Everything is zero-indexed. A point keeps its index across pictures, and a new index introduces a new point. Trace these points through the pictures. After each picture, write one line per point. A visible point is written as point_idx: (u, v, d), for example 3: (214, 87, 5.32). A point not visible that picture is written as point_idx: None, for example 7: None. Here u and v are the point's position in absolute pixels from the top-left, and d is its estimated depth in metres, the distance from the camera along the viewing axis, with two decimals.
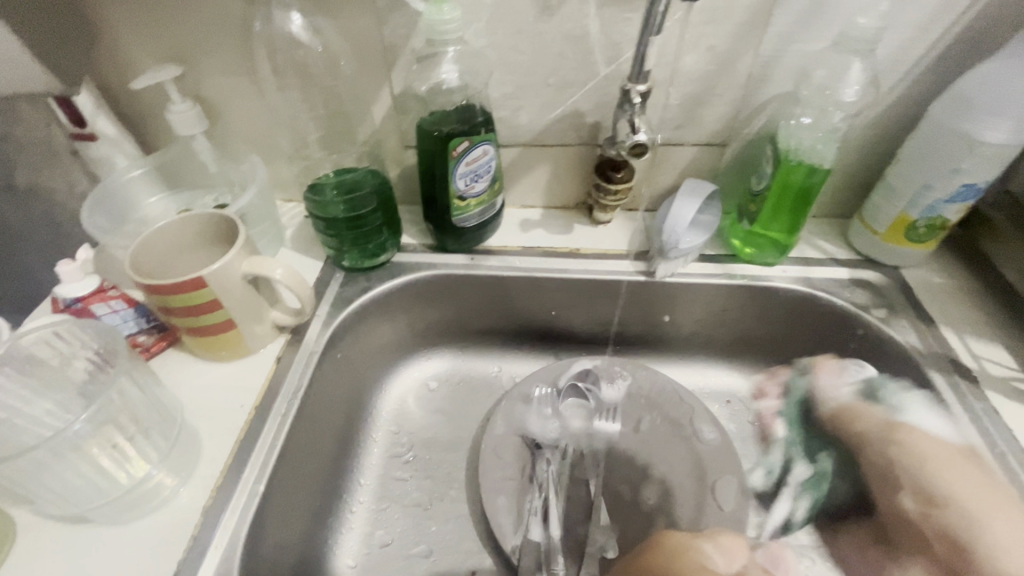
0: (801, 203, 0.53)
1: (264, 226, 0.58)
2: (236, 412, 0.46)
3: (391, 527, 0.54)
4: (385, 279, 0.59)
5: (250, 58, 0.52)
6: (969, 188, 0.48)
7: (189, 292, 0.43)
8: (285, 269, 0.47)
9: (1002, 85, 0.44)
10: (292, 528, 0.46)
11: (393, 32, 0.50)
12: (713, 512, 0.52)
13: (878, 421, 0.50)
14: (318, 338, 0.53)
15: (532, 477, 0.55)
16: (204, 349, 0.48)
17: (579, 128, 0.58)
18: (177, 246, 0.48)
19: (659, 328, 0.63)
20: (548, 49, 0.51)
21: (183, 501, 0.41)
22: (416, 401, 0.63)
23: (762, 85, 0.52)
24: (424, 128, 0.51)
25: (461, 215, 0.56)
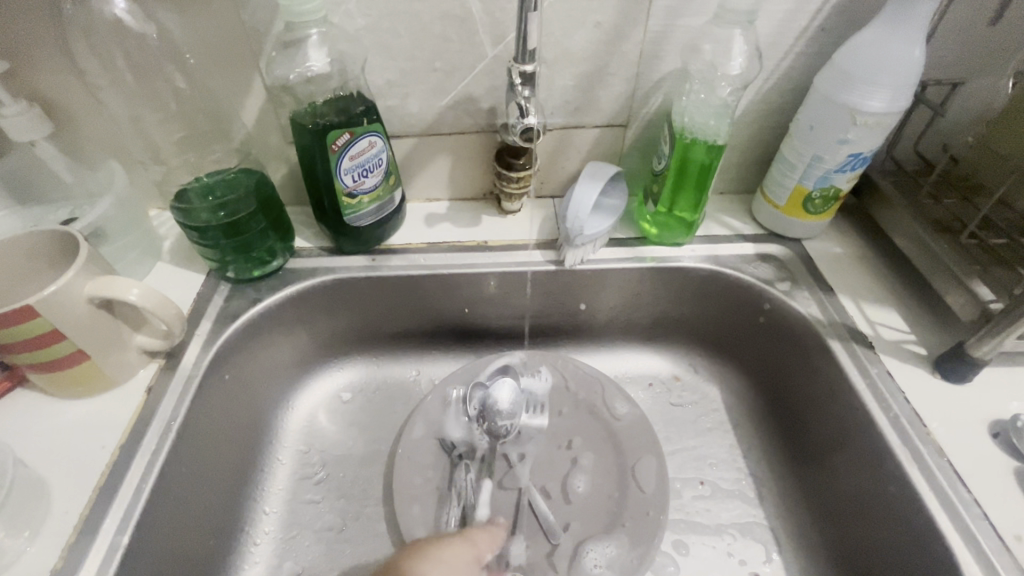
0: (703, 180, 0.52)
1: (131, 239, 0.52)
2: (96, 455, 0.41)
3: (301, 556, 0.50)
4: (277, 288, 0.54)
5: (87, 50, 0.45)
6: (856, 157, 0.49)
7: (16, 325, 0.37)
8: (142, 288, 0.41)
9: (876, 54, 0.45)
10: (176, 575, 0.42)
11: (253, 16, 0.45)
12: (636, 494, 0.51)
13: None
14: (198, 360, 0.48)
15: (451, 486, 0.52)
16: (60, 386, 0.43)
17: (475, 114, 0.55)
18: (12, 271, 0.42)
19: (576, 317, 0.61)
20: (429, 31, 0.48)
21: (31, 563, 0.36)
22: (327, 416, 0.59)
23: (655, 62, 0.51)
24: (298, 122, 0.46)
25: (354, 214, 0.52)
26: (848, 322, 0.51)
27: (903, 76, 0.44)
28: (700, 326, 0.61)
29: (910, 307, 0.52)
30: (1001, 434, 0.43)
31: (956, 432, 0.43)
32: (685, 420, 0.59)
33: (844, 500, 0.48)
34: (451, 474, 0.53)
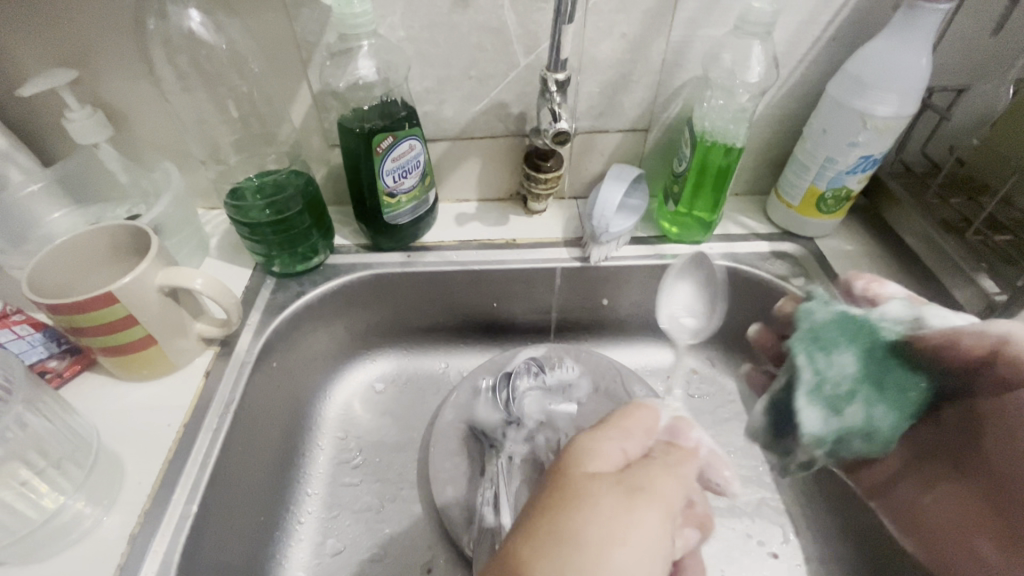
0: (720, 181, 0.55)
1: (184, 236, 0.56)
2: (162, 433, 0.44)
3: (342, 535, 0.53)
4: (319, 282, 0.58)
5: (149, 58, 0.49)
6: (867, 159, 0.52)
7: (96, 310, 0.40)
8: (206, 278, 0.45)
9: (886, 63, 0.48)
10: (233, 546, 0.45)
11: (306, 28, 0.48)
12: None
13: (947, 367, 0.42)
14: (250, 348, 0.51)
15: (483, 470, 0.55)
16: (126, 370, 0.46)
17: (505, 119, 0.58)
18: (85, 262, 0.45)
19: (599, 312, 0.65)
20: (467, 41, 0.51)
21: (109, 529, 0.39)
22: (362, 405, 0.62)
23: (676, 70, 0.54)
24: (346, 125, 0.50)
25: (392, 213, 0.56)
26: None
27: (912, 84, 0.47)
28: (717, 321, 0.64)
29: (920, 301, 0.55)
30: None
31: None
32: (704, 411, 0.62)
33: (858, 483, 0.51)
34: (483, 459, 0.56)
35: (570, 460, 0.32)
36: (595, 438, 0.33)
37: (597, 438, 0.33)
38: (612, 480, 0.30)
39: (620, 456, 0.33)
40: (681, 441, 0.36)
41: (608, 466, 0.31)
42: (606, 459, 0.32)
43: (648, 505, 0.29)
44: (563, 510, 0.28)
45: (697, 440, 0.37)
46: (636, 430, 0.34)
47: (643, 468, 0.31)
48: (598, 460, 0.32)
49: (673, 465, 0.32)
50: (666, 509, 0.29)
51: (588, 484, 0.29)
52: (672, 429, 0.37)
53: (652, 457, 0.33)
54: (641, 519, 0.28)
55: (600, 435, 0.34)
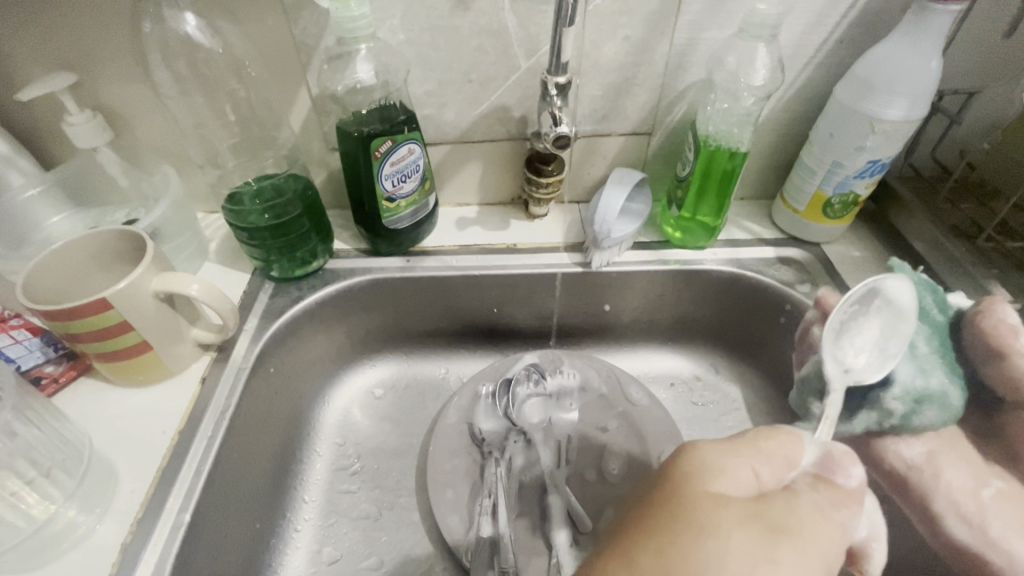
0: (725, 186, 0.54)
1: (182, 240, 0.55)
2: (157, 439, 0.44)
3: (339, 543, 0.52)
4: (318, 287, 0.57)
5: (150, 61, 0.48)
6: (875, 163, 0.51)
7: (90, 316, 0.40)
8: (202, 284, 0.44)
9: (896, 64, 0.46)
10: (228, 555, 0.44)
11: (305, 31, 0.48)
12: None
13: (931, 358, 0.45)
14: (247, 354, 0.51)
15: (482, 479, 0.54)
16: (121, 375, 0.45)
17: (507, 123, 0.57)
18: (82, 267, 0.45)
19: (601, 318, 0.64)
20: (467, 44, 0.51)
21: (101, 538, 0.38)
22: (361, 411, 0.61)
23: (680, 73, 0.53)
24: (344, 129, 0.49)
25: (392, 217, 0.55)
26: None
27: (922, 86, 0.46)
28: (721, 327, 0.63)
29: None
30: None
31: None
32: (706, 419, 0.61)
33: None
34: (482, 468, 0.55)
35: (705, 460, 0.29)
36: (719, 450, 0.30)
37: (722, 453, 0.30)
38: (744, 509, 0.27)
39: (756, 481, 0.29)
40: (838, 478, 0.31)
41: (739, 491, 0.28)
42: (734, 479, 0.29)
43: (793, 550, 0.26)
44: (674, 533, 0.26)
45: (853, 481, 0.32)
46: (777, 455, 0.31)
47: (780, 501, 0.28)
48: (727, 480, 0.28)
49: (824, 505, 0.29)
50: (813, 559, 0.26)
51: (718, 514, 0.26)
52: (826, 460, 0.32)
53: (798, 490, 0.30)
54: (780, 567, 0.25)
55: (729, 450, 0.30)
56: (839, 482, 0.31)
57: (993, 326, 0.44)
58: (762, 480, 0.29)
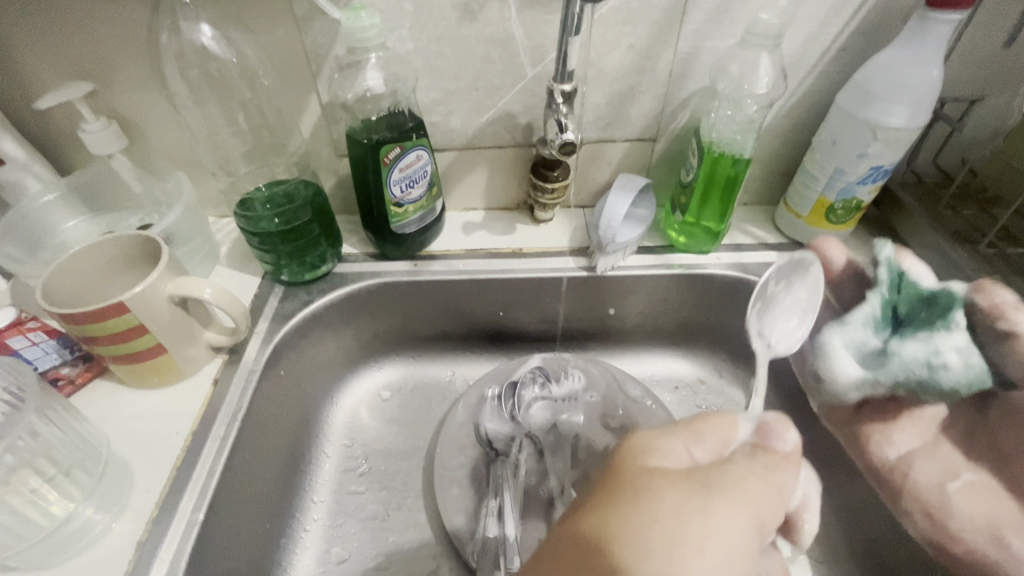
0: (728, 191, 0.55)
1: (195, 245, 0.56)
2: (171, 440, 0.45)
3: (347, 543, 0.53)
4: (327, 291, 0.58)
5: (164, 71, 0.50)
6: (876, 170, 0.51)
7: (107, 319, 0.41)
8: (215, 288, 0.45)
9: (896, 73, 0.47)
10: (239, 554, 0.45)
11: (316, 40, 0.49)
12: None
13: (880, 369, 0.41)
14: (258, 356, 0.52)
15: (488, 481, 0.55)
16: (135, 377, 0.46)
17: (513, 130, 0.58)
18: (98, 272, 0.46)
19: (606, 321, 0.64)
20: (474, 53, 0.52)
21: (117, 537, 0.39)
22: (369, 413, 0.62)
23: (684, 81, 0.54)
24: (354, 136, 0.50)
25: (399, 222, 0.56)
26: None
27: (922, 94, 0.47)
28: (725, 331, 0.64)
29: None
30: None
31: None
32: None
33: (871, 496, 0.50)
34: (488, 469, 0.56)
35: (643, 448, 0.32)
36: (657, 434, 0.33)
37: (657, 437, 0.32)
38: (677, 475, 0.29)
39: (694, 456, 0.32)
40: (770, 445, 0.32)
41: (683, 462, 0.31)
42: (669, 456, 0.31)
43: (725, 502, 0.28)
44: (613, 498, 0.29)
45: (789, 446, 0.32)
46: (710, 437, 0.33)
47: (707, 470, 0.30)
48: (661, 456, 0.31)
49: (758, 469, 0.30)
50: (740, 509, 0.28)
51: (647, 476, 0.29)
52: (760, 430, 0.33)
53: (732, 460, 0.31)
54: (710, 516, 0.27)
55: (663, 433, 0.33)
56: (771, 445, 0.32)
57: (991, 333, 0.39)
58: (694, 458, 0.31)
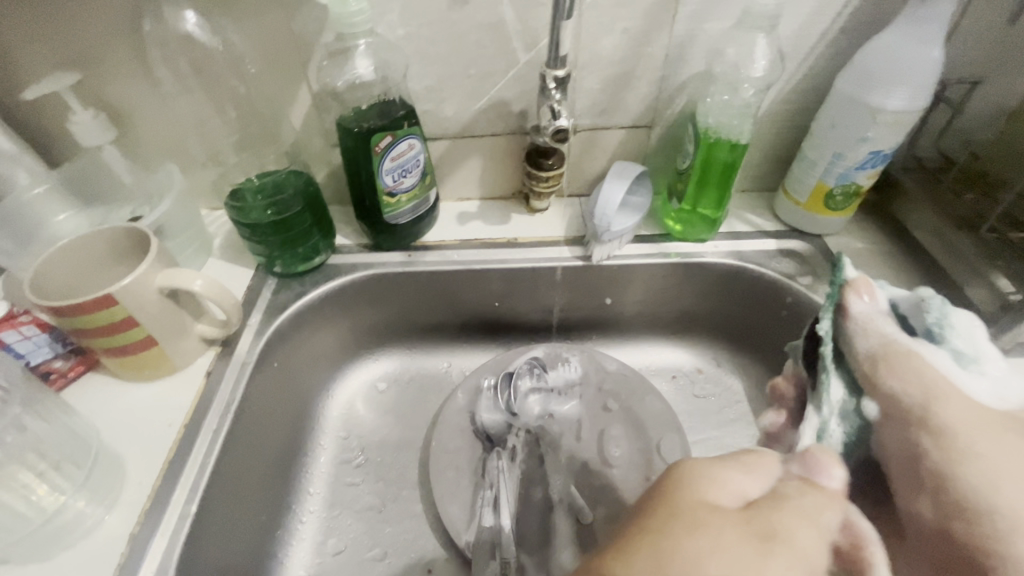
0: (725, 178, 0.54)
1: (186, 237, 0.56)
2: (163, 432, 0.44)
3: (343, 534, 0.53)
4: (320, 282, 0.58)
5: (151, 60, 0.49)
6: (876, 154, 0.50)
7: (96, 312, 0.40)
8: (206, 279, 0.45)
9: (897, 55, 0.46)
10: (235, 545, 0.45)
11: (305, 28, 0.48)
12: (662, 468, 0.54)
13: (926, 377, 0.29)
14: (251, 348, 0.51)
15: (484, 473, 0.55)
16: (127, 369, 0.46)
17: (506, 117, 0.57)
18: (89, 265, 0.46)
19: (603, 311, 0.64)
20: (466, 39, 0.51)
21: (110, 529, 0.39)
22: (365, 405, 0.62)
23: (680, 66, 0.53)
24: (345, 126, 0.50)
25: (392, 212, 0.55)
26: None
27: (923, 76, 0.46)
28: (723, 320, 0.63)
29: None
30: None
31: None
32: (709, 410, 0.61)
33: None
34: (485, 461, 0.55)
35: (683, 474, 0.25)
36: (710, 463, 0.25)
37: (706, 466, 0.25)
38: (732, 519, 0.22)
39: (745, 492, 0.24)
40: (823, 481, 0.25)
41: (727, 498, 0.23)
42: (720, 488, 0.24)
43: (783, 562, 0.21)
44: (647, 541, 0.21)
45: (840, 483, 0.25)
46: (764, 469, 0.25)
47: (769, 506, 0.23)
48: (716, 489, 0.24)
49: (812, 511, 0.23)
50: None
51: (721, 530, 0.21)
52: (808, 462, 0.26)
53: (787, 495, 0.24)
54: None
55: (719, 462, 0.26)
56: (820, 483, 0.25)
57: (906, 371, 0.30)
58: (749, 497, 0.24)
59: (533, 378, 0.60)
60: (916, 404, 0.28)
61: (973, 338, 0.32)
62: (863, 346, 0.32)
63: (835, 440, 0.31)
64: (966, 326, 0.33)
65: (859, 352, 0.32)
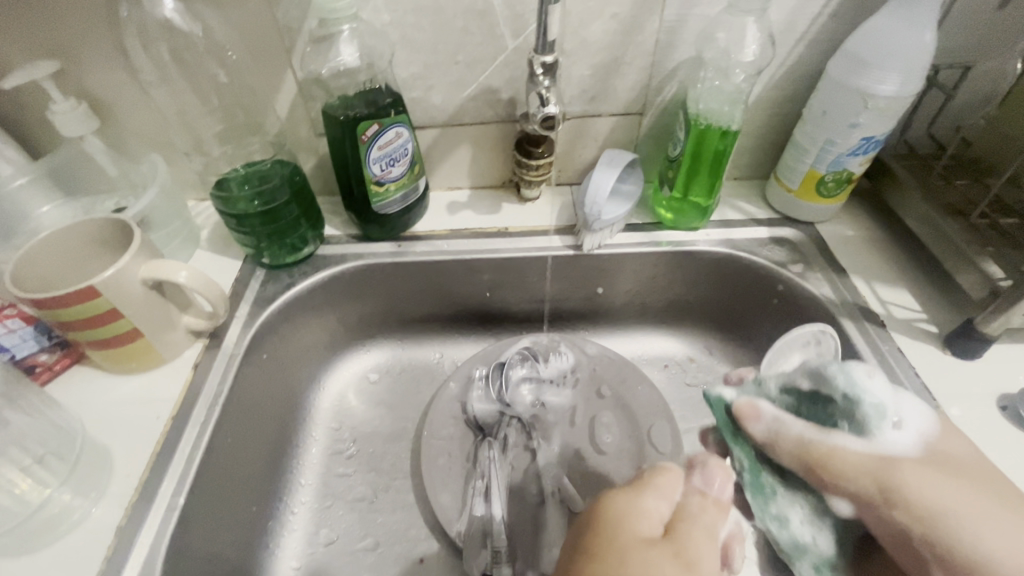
0: (716, 165, 0.54)
1: (173, 228, 0.55)
2: (150, 425, 0.44)
3: (335, 525, 0.53)
4: (309, 273, 0.57)
5: (130, 48, 0.48)
6: (868, 140, 0.50)
7: (79, 304, 0.40)
8: (190, 271, 0.44)
9: (888, 39, 0.46)
10: (224, 536, 0.45)
11: (288, 14, 0.47)
12: (653, 455, 0.54)
13: (862, 457, 0.33)
14: (239, 339, 0.51)
15: (475, 463, 0.55)
16: (113, 361, 0.46)
17: (495, 105, 0.57)
18: (71, 256, 0.45)
19: (595, 301, 0.64)
20: (453, 25, 0.50)
21: (97, 521, 0.39)
22: (356, 396, 0.62)
23: (670, 51, 0.52)
24: (331, 114, 0.49)
25: (381, 202, 0.55)
26: (860, 301, 0.52)
27: (915, 60, 0.45)
28: (715, 308, 0.63)
29: (922, 287, 0.53)
30: (1009, 407, 0.44)
31: (964, 401, 0.45)
32: (701, 399, 0.61)
33: None
34: (476, 452, 0.55)
35: (615, 509, 0.30)
36: (632, 496, 0.31)
37: (631, 497, 0.31)
38: (660, 548, 0.28)
39: (660, 515, 0.30)
40: (714, 492, 0.32)
41: (652, 527, 0.29)
42: (644, 517, 0.29)
43: None
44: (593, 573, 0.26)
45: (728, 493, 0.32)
46: (673, 491, 0.31)
47: (683, 531, 0.29)
48: (638, 520, 0.29)
49: (713, 528, 0.30)
50: None
51: (634, 555, 0.27)
52: (704, 475, 0.32)
53: (691, 513, 0.30)
54: None
55: (637, 494, 0.31)
56: (714, 495, 0.32)
57: (842, 465, 0.34)
58: (666, 523, 0.30)
59: (524, 368, 0.59)
60: (876, 494, 0.32)
61: (876, 383, 0.36)
62: (786, 452, 0.36)
63: (820, 543, 0.36)
64: (863, 377, 0.36)
65: (789, 463, 0.36)
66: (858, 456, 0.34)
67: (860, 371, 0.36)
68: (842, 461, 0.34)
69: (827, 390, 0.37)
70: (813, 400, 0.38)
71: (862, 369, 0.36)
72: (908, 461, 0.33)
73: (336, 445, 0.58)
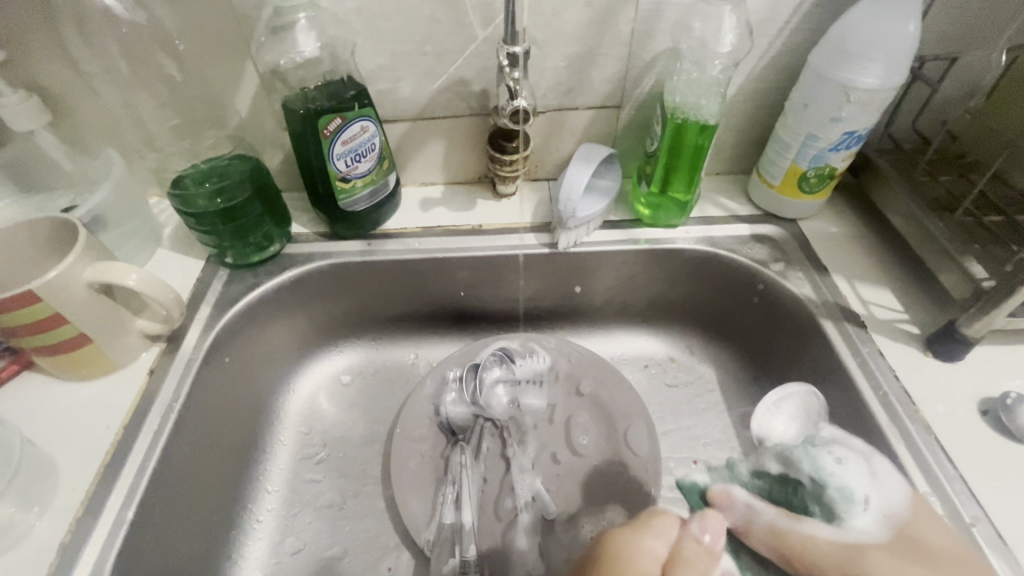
0: (695, 160, 0.52)
1: (131, 226, 0.53)
2: (101, 434, 0.42)
3: (302, 533, 0.52)
4: (274, 273, 0.55)
5: (78, 36, 0.46)
6: (850, 135, 0.48)
7: (18, 309, 0.38)
8: (141, 274, 0.42)
9: (871, 30, 0.44)
10: (181, 549, 0.43)
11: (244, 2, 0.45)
12: (629, 459, 0.53)
13: (830, 547, 0.30)
14: (199, 343, 0.49)
15: (447, 469, 0.53)
16: (63, 368, 0.44)
17: (467, 98, 0.55)
18: (14, 258, 0.43)
19: (573, 299, 0.62)
20: (419, 13, 0.48)
21: (40, 537, 0.37)
22: (327, 399, 0.60)
23: (647, 42, 0.50)
24: (291, 108, 0.47)
25: (348, 199, 0.52)
26: (841, 302, 0.51)
27: (897, 51, 0.44)
28: (695, 307, 0.61)
29: (905, 286, 0.52)
30: (990, 412, 0.43)
31: (945, 405, 0.43)
32: (681, 400, 0.60)
33: None
34: (448, 457, 0.54)
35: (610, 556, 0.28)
36: (626, 540, 0.29)
37: (628, 541, 0.29)
38: None
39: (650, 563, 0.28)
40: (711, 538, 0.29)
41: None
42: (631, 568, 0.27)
43: None
44: None
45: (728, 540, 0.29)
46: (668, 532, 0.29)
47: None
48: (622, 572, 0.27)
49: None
50: None
51: None
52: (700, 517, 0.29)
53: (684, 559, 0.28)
54: None
55: (636, 534, 0.29)
56: (709, 544, 0.28)
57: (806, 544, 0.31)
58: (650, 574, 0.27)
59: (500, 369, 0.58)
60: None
61: (843, 469, 0.35)
62: (760, 540, 0.32)
63: None
64: (833, 464, 0.35)
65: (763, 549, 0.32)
66: (826, 542, 0.31)
67: (834, 456, 0.36)
68: (814, 551, 0.30)
69: (799, 478, 0.35)
70: (786, 485, 0.35)
71: (832, 448, 0.37)
72: (875, 547, 0.30)
73: (308, 449, 0.57)
